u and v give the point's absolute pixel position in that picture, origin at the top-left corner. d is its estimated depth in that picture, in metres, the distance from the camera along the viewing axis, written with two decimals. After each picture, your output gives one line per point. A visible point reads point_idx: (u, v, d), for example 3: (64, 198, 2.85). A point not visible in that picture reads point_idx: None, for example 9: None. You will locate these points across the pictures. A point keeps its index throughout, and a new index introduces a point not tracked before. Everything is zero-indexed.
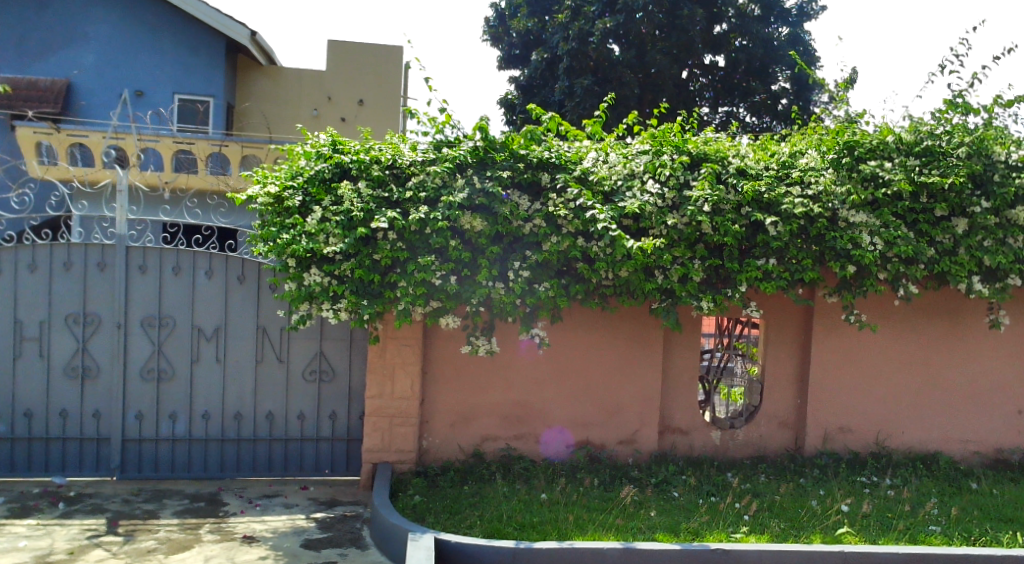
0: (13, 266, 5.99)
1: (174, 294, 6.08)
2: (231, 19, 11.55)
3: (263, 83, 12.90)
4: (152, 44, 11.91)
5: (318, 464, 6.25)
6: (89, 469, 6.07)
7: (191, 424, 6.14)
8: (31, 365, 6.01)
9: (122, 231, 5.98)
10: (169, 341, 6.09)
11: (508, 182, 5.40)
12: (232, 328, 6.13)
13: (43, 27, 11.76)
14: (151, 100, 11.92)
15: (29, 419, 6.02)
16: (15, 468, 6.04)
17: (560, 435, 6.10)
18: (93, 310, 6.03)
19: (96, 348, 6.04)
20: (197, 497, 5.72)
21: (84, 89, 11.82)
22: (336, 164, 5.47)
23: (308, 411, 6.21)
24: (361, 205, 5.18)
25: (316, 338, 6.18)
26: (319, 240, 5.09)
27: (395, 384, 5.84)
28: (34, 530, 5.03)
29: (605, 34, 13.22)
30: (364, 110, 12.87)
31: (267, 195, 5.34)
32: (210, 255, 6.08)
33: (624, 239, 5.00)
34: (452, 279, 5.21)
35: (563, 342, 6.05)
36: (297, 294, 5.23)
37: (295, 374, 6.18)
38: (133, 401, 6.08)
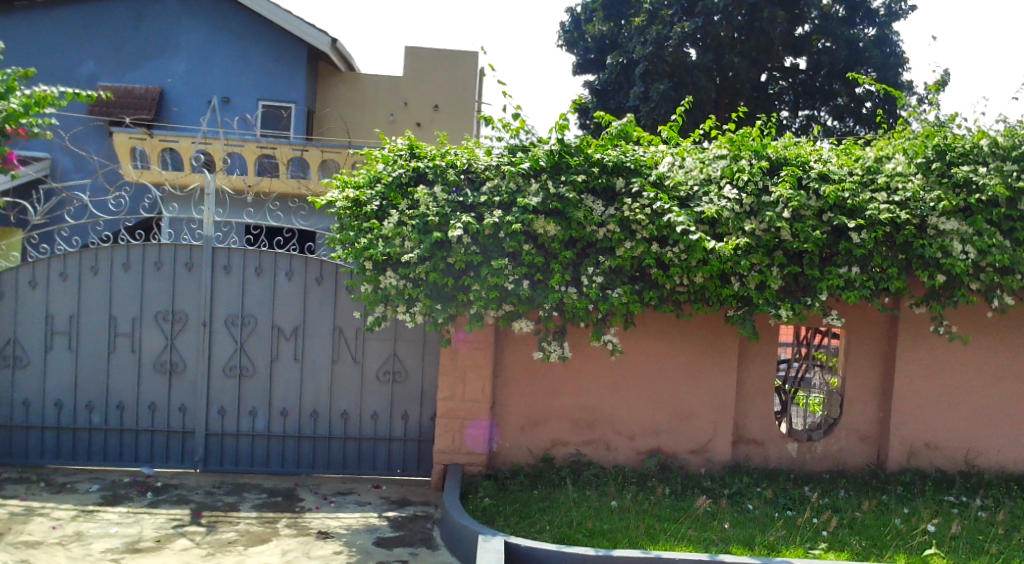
0: (108, 264, 6.27)
1: (256, 294, 6.27)
2: (311, 26, 11.83)
3: (341, 89, 13.21)
4: (238, 52, 12.33)
5: (390, 464, 6.34)
6: (174, 460, 6.32)
7: (270, 420, 6.32)
8: (123, 359, 6.29)
9: (209, 233, 6.21)
10: (250, 340, 6.28)
11: (583, 186, 5.38)
12: (310, 328, 6.28)
13: (138, 37, 12.29)
14: (238, 107, 12.33)
15: (121, 410, 6.30)
16: (107, 456, 6.32)
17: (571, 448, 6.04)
18: (181, 308, 6.27)
19: (183, 345, 6.28)
20: (275, 492, 5.88)
21: (176, 96, 12.30)
22: (413, 169, 5.56)
23: (381, 411, 6.32)
24: (437, 209, 5.26)
25: (391, 339, 6.29)
26: (395, 244, 5.19)
27: (466, 386, 5.89)
28: (125, 517, 5.26)
29: (683, 38, 13.06)
30: (439, 114, 13.09)
31: (346, 199, 5.49)
32: (290, 256, 6.24)
33: (705, 241, 4.89)
34: (524, 283, 5.21)
35: (636, 348, 6.00)
36: (373, 296, 5.36)
37: (369, 374, 6.30)
38: (216, 397, 6.30)
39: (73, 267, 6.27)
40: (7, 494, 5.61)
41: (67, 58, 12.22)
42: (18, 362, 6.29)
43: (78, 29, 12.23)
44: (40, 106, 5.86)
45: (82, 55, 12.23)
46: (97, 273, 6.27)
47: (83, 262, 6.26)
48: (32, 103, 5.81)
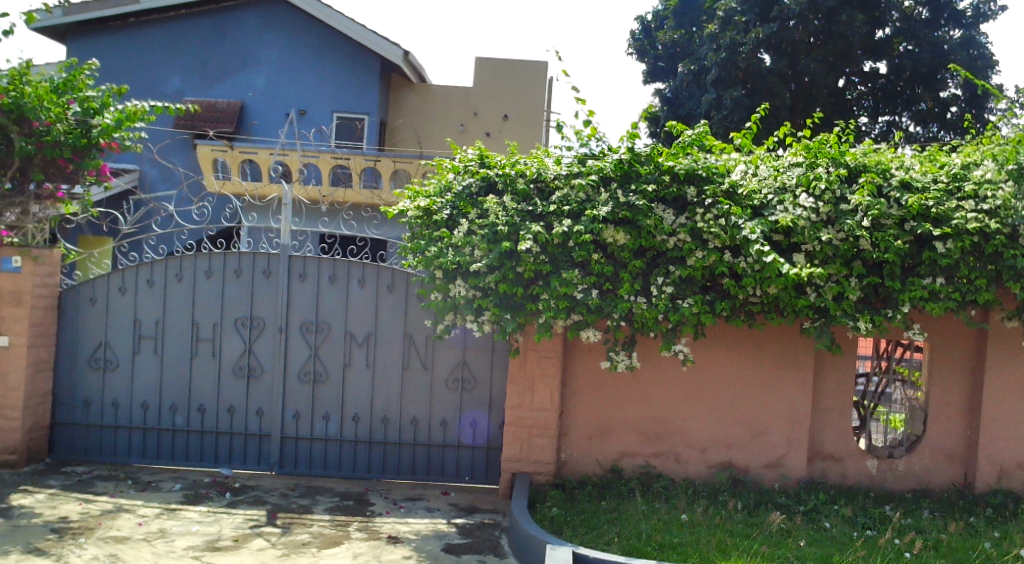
0: (192, 271, 6.51)
1: (330, 302, 6.42)
2: (384, 39, 12.06)
3: (412, 100, 13.41)
4: (315, 66, 12.67)
5: (459, 471, 6.40)
6: (252, 462, 6.51)
7: (342, 424, 6.45)
8: (205, 363, 6.51)
9: (286, 241, 6.38)
10: (324, 346, 6.43)
11: (652, 195, 5.32)
12: (381, 335, 6.39)
13: (221, 53, 12.74)
14: (313, 118, 12.66)
15: (202, 413, 6.52)
16: (189, 457, 6.55)
17: (641, 460, 5.98)
18: (259, 314, 6.46)
19: (260, 350, 6.47)
20: (346, 496, 6.00)
21: (255, 109, 12.70)
22: (482, 178, 5.65)
23: (450, 418, 6.38)
24: (506, 218, 5.28)
25: (460, 347, 6.35)
26: (465, 253, 5.24)
27: (534, 395, 5.90)
28: (205, 516, 5.43)
29: (757, 44, 12.86)
30: (508, 124, 13.20)
31: (417, 208, 5.58)
32: (363, 264, 6.37)
33: (779, 262, 4.80)
34: (594, 293, 5.19)
35: (706, 360, 5.92)
36: (443, 305, 5.44)
37: (438, 382, 6.37)
38: (291, 401, 6.46)
39: (159, 274, 6.53)
40: (97, 490, 5.86)
41: (155, 74, 12.75)
42: (108, 364, 6.57)
43: (165, 46, 12.75)
44: (131, 121, 6.11)
45: (169, 71, 12.75)
46: (181, 280, 6.52)
47: (168, 270, 6.52)
48: (124, 118, 6.06)
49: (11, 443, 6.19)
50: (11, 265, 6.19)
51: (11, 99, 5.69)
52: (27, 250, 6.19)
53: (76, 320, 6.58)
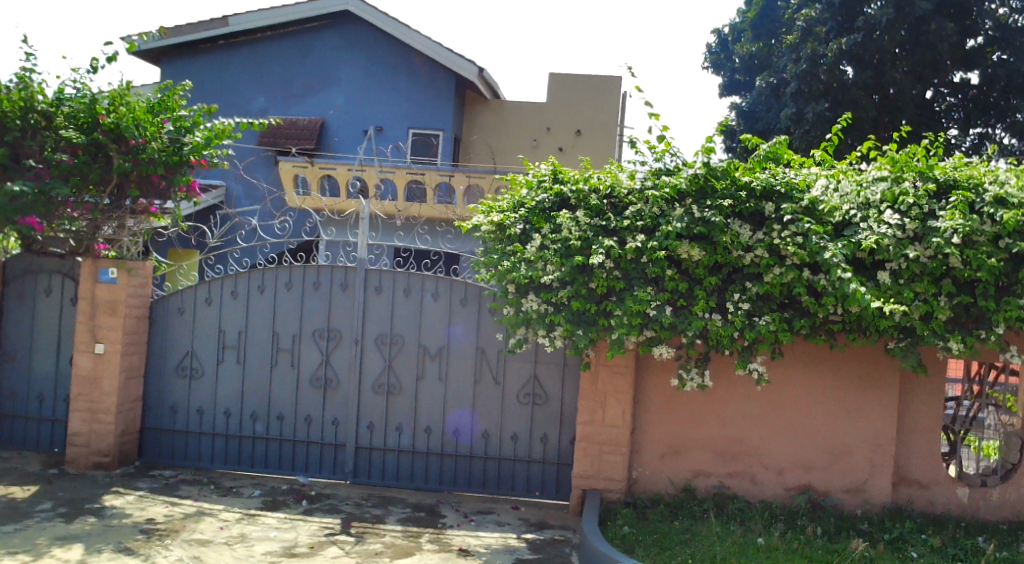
0: (273, 283, 6.71)
1: (405, 315, 6.52)
2: (460, 57, 12.23)
3: (487, 116, 13.56)
4: (393, 83, 12.94)
5: (529, 486, 6.39)
6: (327, 471, 6.65)
7: (415, 436, 6.53)
8: (284, 373, 6.69)
9: (363, 255, 6.52)
10: (399, 359, 6.53)
11: (729, 211, 5.26)
12: (454, 348, 6.46)
13: (303, 72, 13.14)
14: (390, 135, 12.93)
15: (281, 421, 6.70)
16: (268, 464, 6.73)
17: (715, 480, 5.87)
18: (336, 326, 6.61)
19: (336, 361, 6.61)
20: (418, 507, 6.06)
21: (335, 126, 13.06)
22: (556, 194, 5.66)
23: (521, 433, 6.39)
24: (579, 234, 5.29)
25: (531, 361, 6.36)
26: (537, 268, 5.25)
27: (606, 412, 5.86)
28: (282, 523, 5.57)
29: (839, 55, 12.47)
30: (581, 139, 13.25)
31: (491, 223, 5.64)
32: (437, 278, 6.46)
33: (864, 294, 4.61)
34: (667, 310, 5.12)
35: (784, 379, 5.79)
36: (515, 320, 5.46)
37: (510, 396, 6.39)
38: (366, 412, 6.57)
39: (242, 286, 6.75)
40: (182, 494, 6.08)
41: (242, 94, 13.24)
42: (194, 372, 6.82)
43: (251, 66, 13.23)
44: (219, 139, 6.37)
45: (254, 91, 13.22)
46: (263, 292, 6.72)
47: (251, 282, 6.74)
48: (213, 137, 6.32)
49: (104, 446, 6.48)
50: (108, 276, 6.50)
51: (111, 120, 6.07)
52: (123, 262, 6.49)
53: (164, 329, 6.86)
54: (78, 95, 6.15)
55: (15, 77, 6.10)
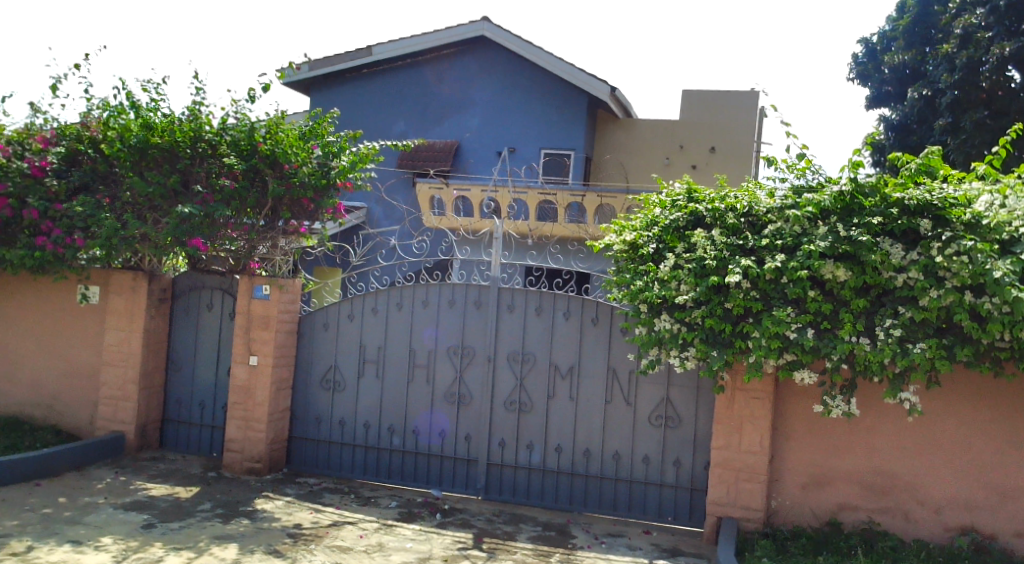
0: (411, 301, 6.93)
1: (536, 333, 6.57)
2: (592, 77, 12.26)
3: (618, 135, 13.46)
4: (527, 105, 13.14)
5: (661, 510, 6.26)
6: (460, 486, 6.77)
7: (545, 454, 6.55)
8: (419, 388, 6.89)
9: (496, 274, 6.62)
10: (530, 377, 6.58)
11: (879, 229, 4.99)
12: (585, 368, 6.45)
13: (441, 96, 13.57)
14: (522, 156, 13.14)
15: (417, 435, 6.89)
16: (404, 476, 6.93)
17: (863, 514, 5.56)
18: (469, 343, 6.75)
19: (470, 377, 6.74)
20: (549, 526, 6.07)
21: (470, 148, 13.41)
22: (691, 212, 5.57)
23: (653, 455, 6.28)
24: (714, 253, 5.18)
25: (664, 384, 6.26)
26: (671, 287, 5.20)
27: (743, 437, 5.68)
28: (418, 535, 5.71)
29: (1003, 60, 11.63)
30: (716, 157, 13.01)
31: (623, 242, 5.64)
32: (568, 297, 6.48)
33: None
34: (809, 332, 4.91)
35: (940, 410, 5.42)
36: (647, 339, 5.41)
37: (642, 418, 6.31)
38: (498, 429, 6.65)
39: (382, 303, 7.01)
40: (326, 501, 6.36)
41: (383, 119, 13.82)
42: (337, 385, 7.13)
43: (391, 92, 13.79)
44: (363, 162, 6.78)
45: (394, 115, 13.77)
46: (401, 309, 6.95)
47: (390, 299, 6.99)
48: (358, 160, 6.75)
49: (257, 452, 6.88)
50: (261, 292, 6.90)
51: (268, 146, 6.56)
52: (275, 279, 6.87)
53: (311, 344, 7.21)
54: (239, 124, 6.66)
55: (186, 110, 6.71)
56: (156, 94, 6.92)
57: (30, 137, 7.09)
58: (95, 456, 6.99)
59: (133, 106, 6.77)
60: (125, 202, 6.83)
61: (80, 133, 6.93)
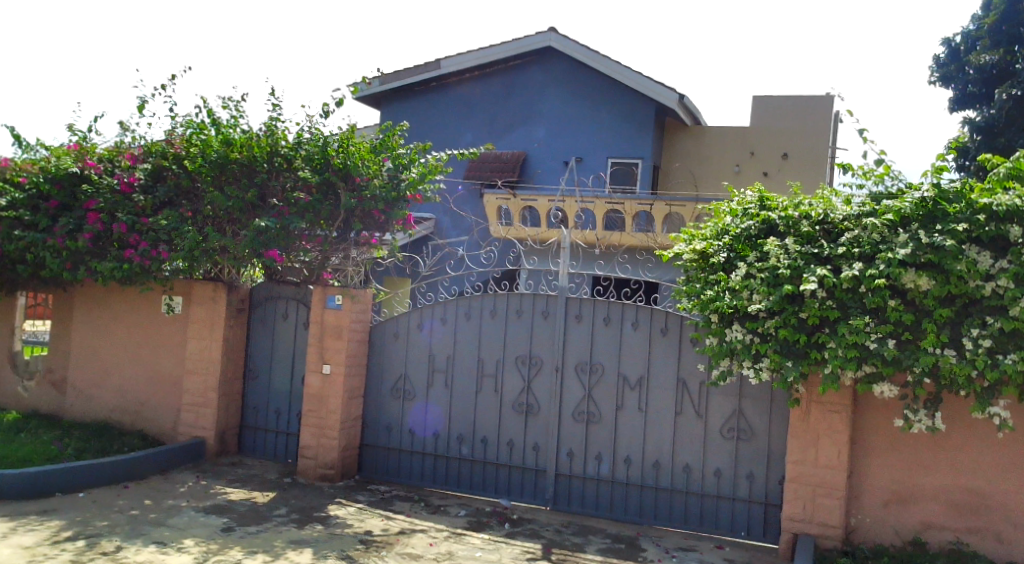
0: (479, 311, 6.97)
1: (604, 344, 6.53)
2: (660, 85, 12.16)
3: (687, 143, 13.32)
4: (594, 115, 13.11)
5: (734, 525, 6.13)
6: (528, 496, 6.75)
7: (614, 466, 6.49)
8: (488, 397, 6.92)
9: (564, 284, 6.61)
10: (599, 387, 6.54)
11: (965, 236, 4.78)
12: (654, 379, 6.38)
13: (508, 107, 13.65)
14: (589, 165, 13.12)
15: (485, 444, 6.91)
16: (472, 485, 6.96)
17: (950, 533, 5.33)
18: (537, 353, 6.75)
19: (538, 387, 6.74)
20: (618, 539, 6.01)
21: (537, 158, 13.45)
22: (763, 220, 5.48)
23: (725, 469, 6.16)
24: (788, 262, 5.07)
25: (735, 395, 6.14)
26: (743, 296, 5.12)
27: (819, 451, 5.52)
28: (487, 544, 5.73)
29: None
30: (788, 163, 12.74)
31: (692, 252, 5.54)
32: (637, 307, 6.42)
33: None
34: (890, 343, 4.74)
35: None
36: (719, 350, 5.33)
37: (713, 430, 6.20)
38: (566, 439, 6.63)
39: (451, 313, 7.08)
40: (396, 509, 6.43)
41: (451, 130, 13.98)
42: (407, 394, 7.22)
43: (459, 104, 13.95)
44: (432, 174, 6.89)
45: (462, 127, 13.91)
46: (470, 319, 7.00)
47: (459, 309, 7.05)
48: (427, 172, 6.87)
49: (329, 459, 7.02)
50: (334, 303, 7.05)
51: (340, 160, 6.74)
52: (347, 290, 7.00)
53: (382, 353, 7.32)
54: (313, 139, 6.83)
55: (263, 126, 6.92)
56: (235, 111, 7.16)
57: (119, 154, 7.42)
58: (182, 458, 7.28)
59: (215, 123, 7.03)
60: (206, 215, 7.08)
61: (165, 150, 7.19)
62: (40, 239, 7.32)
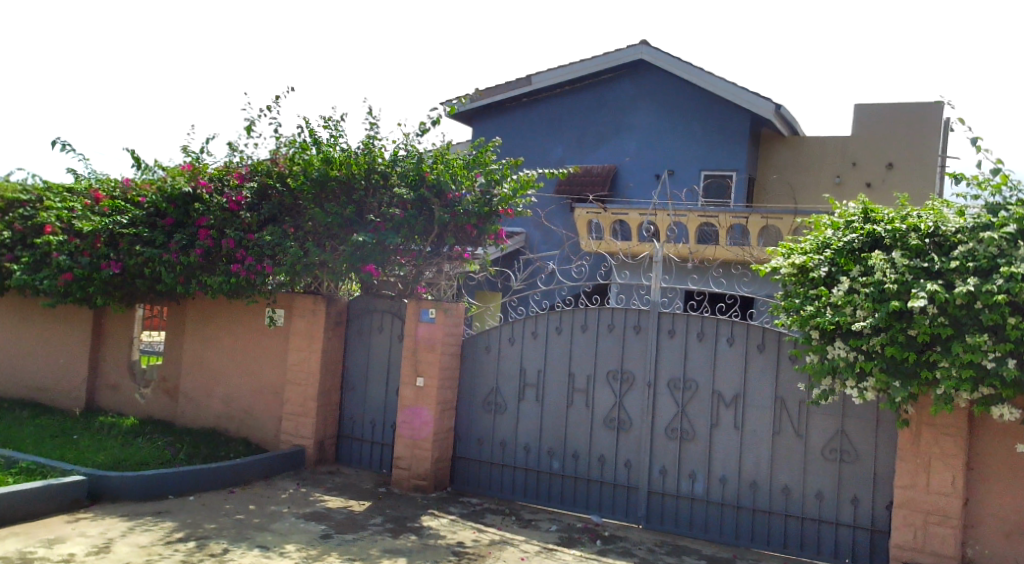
0: (570, 325, 6.96)
1: (698, 359, 6.41)
2: (755, 95, 11.91)
3: (785, 154, 13.00)
4: (687, 127, 12.94)
5: (837, 551, 5.89)
6: (620, 513, 6.67)
7: (709, 485, 6.34)
8: (579, 413, 6.89)
9: (656, 299, 6.53)
10: (692, 404, 6.43)
11: None
12: (751, 396, 6.22)
13: (599, 121, 13.64)
14: (682, 178, 12.97)
15: (576, 459, 6.88)
16: (563, 500, 6.93)
17: None
18: (628, 368, 6.68)
19: (629, 403, 6.67)
20: (714, 560, 5.86)
21: (628, 172, 13.37)
22: (868, 234, 5.25)
23: (827, 491, 5.93)
24: (895, 276, 4.85)
25: (839, 415, 5.92)
26: (846, 312, 4.94)
27: (931, 476, 5.26)
28: (579, 560, 5.69)
29: None
30: (894, 172, 12.23)
31: (791, 265, 5.38)
32: (732, 323, 6.29)
33: None
34: (1010, 363, 4.49)
35: None
36: (820, 367, 5.16)
37: (814, 451, 5.99)
38: (658, 456, 6.53)
39: (542, 327, 7.09)
40: (488, 522, 6.47)
41: (542, 146, 14.06)
42: (499, 407, 7.27)
43: (550, 120, 14.03)
44: (524, 189, 6.98)
45: (553, 142, 13.98)
46: (561, 333, 6.99)
47: (550, 323, 7.05)
48: (518, 187, 6.95)
49: (423, 470, 7.12)
50: (428, 316, 7.16)
51: (433, 176, 6.90)
52: (440, 303, 7.12)
53: (474, 366, 7.40)
54: (409, 156, 7.05)
55: (361, 144, 7.17)
56: (335, 130, 7.41)
57: (228, 174, 7.79)
58: (288, 465, 7.57)
59: (316, 143, 7.31)
60: (306, 232, 7.26)
61: (270, 169, 7.54)
62: (157, 254, 7.69)
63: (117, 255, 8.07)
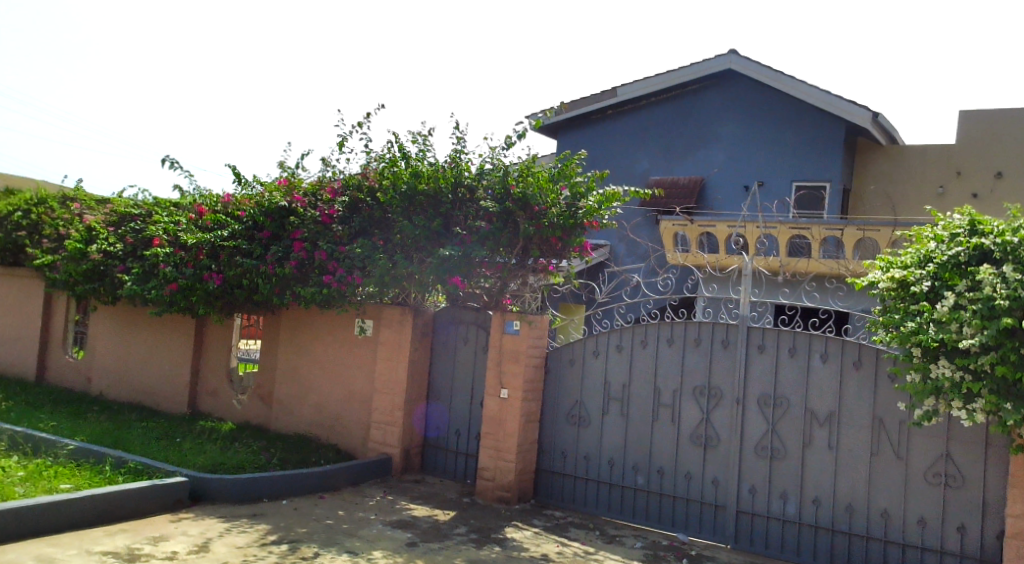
0: (656, 339, 6.86)
1: (790, 376, 6.23)
2: (851, 103, 11.54)
3: (882, 164, 12.48)
4: (778, 137, 12.65)
5: None
6: (707, 532, 6.52)
7: (802, 506, 6.14)
8: (664, 428, 6.78)
9: (745, 313, 6.39)
10: (783, 422, 6.25)
11: None
12: (847, 415, 6.00)
13: (685, 133, 13.47)
14: (772, 189, 12.64)
15: (661, 476, 6.77)
16: (649, 517, 6.83)
17: None
18: (716, 384, 6.54)
19: (717, 420, 6.52)
20: None
21: (715, 183, 13.15)
22: (975, 247, 5.00)
23: (930, 517, 5.66)
24: (1007, 291, 4.59)
25: (943, 437, 5.65)
26: (951, 330, 4.69)
27: None
28: None
29: None
30: (1002, 182, 11.71)
31: (890, 279, 5.20)
32: (826, 339, 6.09)
33: None
34: None
35: None
36: (922, 388, 4.96)
37: (916, 475, 5.73)
38: (748, 475, 6.36)
39: (627, 340, 7.01)
40: (572, 536, 6.43)
41: (627, 158, 13.98)
42: (583, 421, 7.23)
43: (635, 131, 13.94)
44: (609, 202, 6.95)
45: (638, 154, 13.88)
46: (646, 346, 6.91)
47: (635, 337, 6.97)
48: (604, 200, 6.94)
49: (507, 481, 7.14)
50: (512, 328, 7.21)
51: (519, 190, 6.96)
52: (524, 315, 7.15)
53: (559, 379, 7.38)
54: (494, 170, 7.15)
55: (448, 158, 7.32)
56: (423, 145, 7.56)
57: (321, 188, 8.09)
58: (376, 471, 7.72)
59: (405, 157, 7.49)
60: (397, 243, 7.36)
61: (360, 184, 7.72)
62: (254, 266, 8.02)
63: (218, 267, 8.40)
